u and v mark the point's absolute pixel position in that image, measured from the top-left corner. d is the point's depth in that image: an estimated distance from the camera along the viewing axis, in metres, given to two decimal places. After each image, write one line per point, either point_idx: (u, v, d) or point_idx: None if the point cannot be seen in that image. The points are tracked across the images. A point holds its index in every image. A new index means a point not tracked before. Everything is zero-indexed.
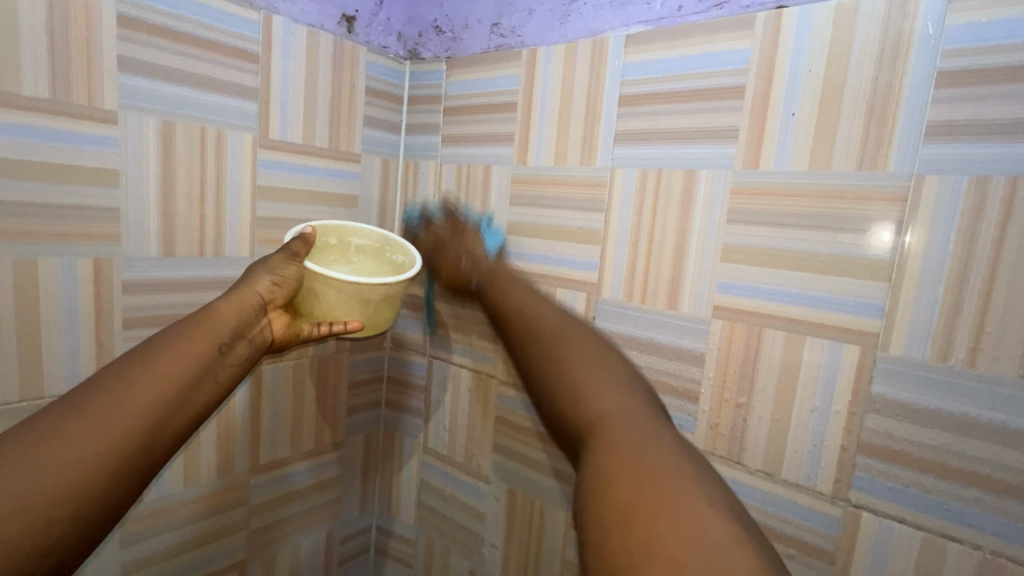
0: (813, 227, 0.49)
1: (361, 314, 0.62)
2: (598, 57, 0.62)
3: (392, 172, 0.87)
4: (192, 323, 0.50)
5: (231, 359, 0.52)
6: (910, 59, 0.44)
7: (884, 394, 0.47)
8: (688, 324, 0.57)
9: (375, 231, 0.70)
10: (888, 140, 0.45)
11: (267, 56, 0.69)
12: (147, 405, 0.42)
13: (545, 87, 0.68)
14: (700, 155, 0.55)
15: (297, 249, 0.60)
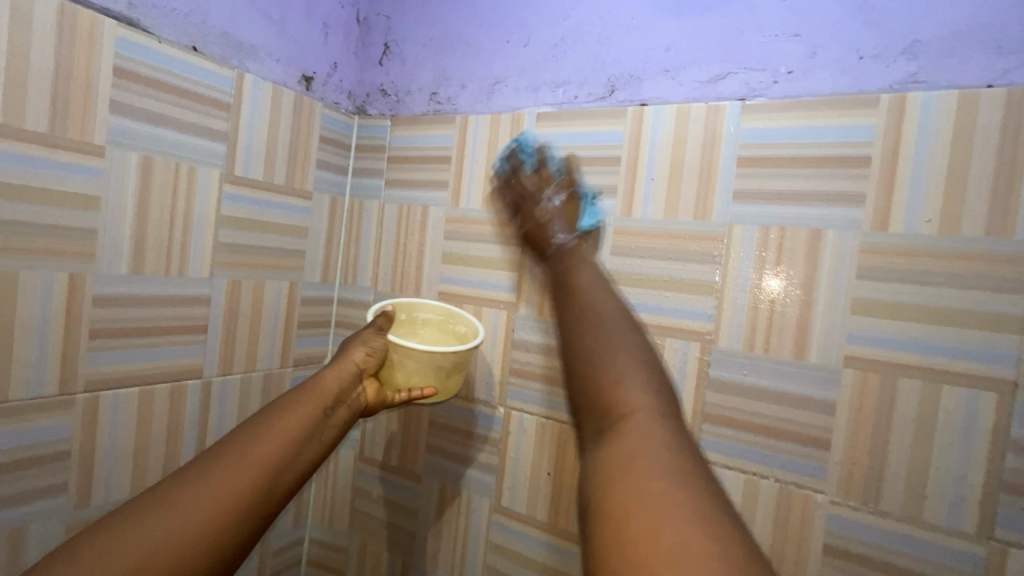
0: (925, 239, 0.56)
1: (433, 379, 0.69)
2: (637, 125, 0.71)
3: (339, 211, 0.93)
4: (306, 393, 0.61)
5: (334, 421, 0.61)
6: (914, 112, 0.57)
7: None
8: (819, 373, 0.60)
9: (438, 306, 0.76)
10: (1014, 209, 0.53)
11: (237, 106, 0.75)
12: (179, 526, 0.44)
13: (650, 163, 0.70)
14: (825, 216, 0.60)
15: (382, 323, 0.69)
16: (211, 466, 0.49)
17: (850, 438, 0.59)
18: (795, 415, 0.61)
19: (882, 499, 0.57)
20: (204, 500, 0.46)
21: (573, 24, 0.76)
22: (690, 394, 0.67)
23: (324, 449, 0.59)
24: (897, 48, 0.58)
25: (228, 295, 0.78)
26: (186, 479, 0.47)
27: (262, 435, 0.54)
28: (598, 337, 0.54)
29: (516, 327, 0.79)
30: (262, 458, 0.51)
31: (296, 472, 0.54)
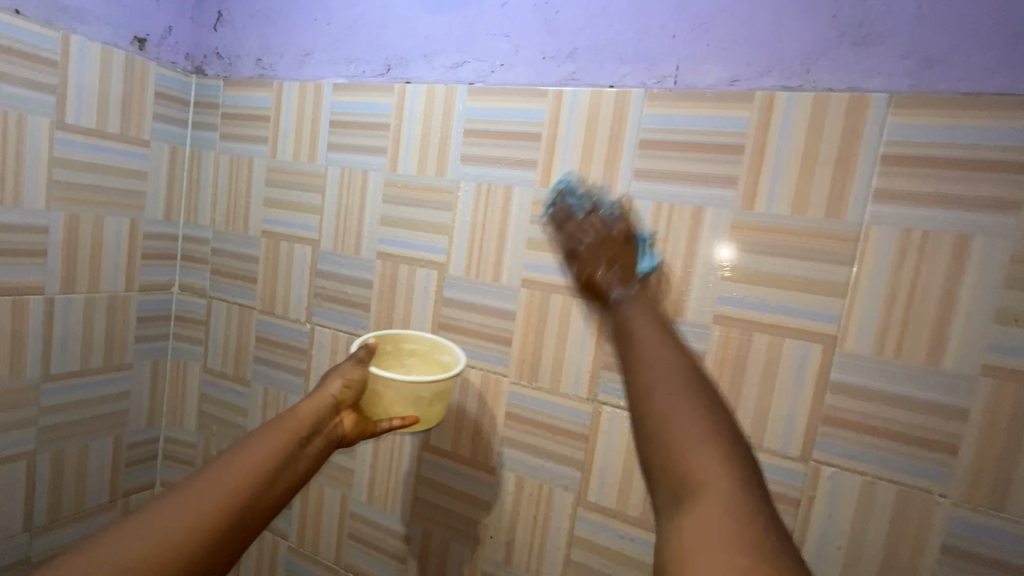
0: (568, 194, 0.78)
1: (415, 409, 0.73)
2: (402, 98, 0.89)
3: (179, 158, 1.07)
4: (280, 424, 0.63)
5: (310, 451, 0.63)
6: (566, 100, 0.78)
7: (840, 378, 0.65)
8: (506, 291, 0.83)
9: (423, 336, 0.80)
10: (617, 174, 0.75)
11: (64, 62, 0.88)
12: (145, 553, 0.46)
13: (410, 128, 0.89)
14: (514, 176, 0.81)
15: (361, 355, 0.74)
16: (164, 515, 0.49)
17: (522, 339, 0.82)
18: (494, 323, 0.84)
19: (539, 378, 0.81)
20: (168, 529, 0.48)
21: (363, 11, 0.93)
22: (432, 311, 0.89)
23: (300, 476, 0.61)
24: (565, 52, 0.78)
25: (66, 226, 0.93)
26: (136, 531, 0.47)
27: (221, 479, 0.54)
28: (697, 508, 0.41)
29: (318, 260, 0.98)
30: (213, 511, 0.51)
31: (267, 501, 0.56)
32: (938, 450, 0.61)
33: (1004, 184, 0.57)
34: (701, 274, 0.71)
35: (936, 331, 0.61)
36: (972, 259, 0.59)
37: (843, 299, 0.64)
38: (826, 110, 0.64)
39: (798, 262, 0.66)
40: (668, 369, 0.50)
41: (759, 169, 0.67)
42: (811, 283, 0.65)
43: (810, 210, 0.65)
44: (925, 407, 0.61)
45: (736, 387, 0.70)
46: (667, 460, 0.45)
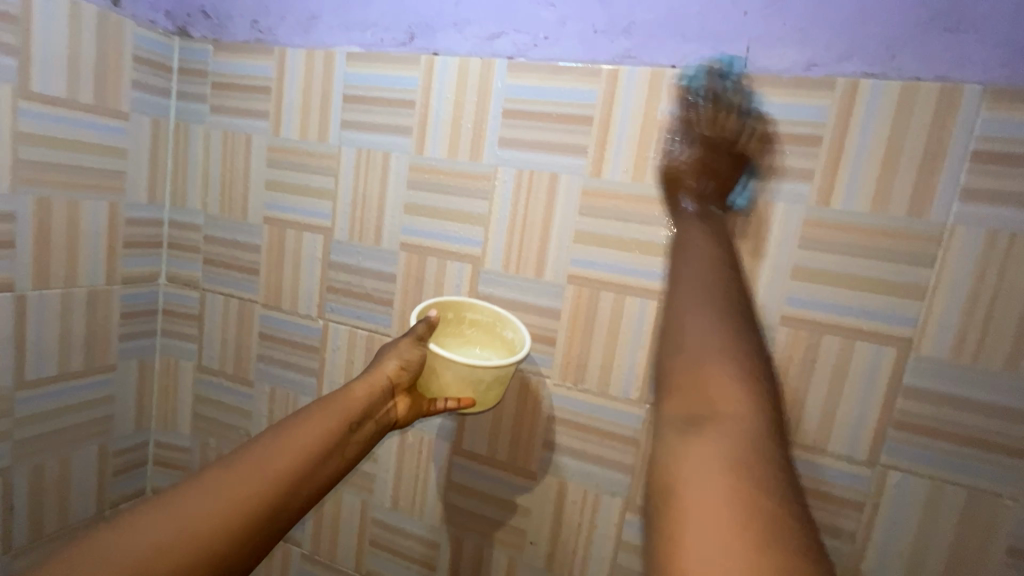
0: (622, 185, 0.72)
1: (472, 391, 0.70)
2: (429, 71, 0.80)
3: (163, 132, 0.95)
4: (332, 405, 0.66)
5: (356, 437, 0.67)
6: (622, 80, 0.71)
7: (913, 383, 0.63)
8: (549, 288, 0.77)
9: (488, 309, 0.76)
10: (678, 164, 0.69)
11: (25, 18, 0.75)
12: (217, 506, 0.51)
13: (439, 106, 0.80)
14: (561, 163, 0.75)
15: (421, 332, 0.70)
16: (245, 465, 0.56)
17: (568, 338, 0.77)
18: (535, 321, 0.78)
19: (586, 380, 0.77)
20: (238, 486, 0.54)
21: None
22: None
23: (342, 460, 0.64)
24: (620, 25, 0.71)
25: (36, 212, 0.81)
26: (215, 477, 0.54)
27: (291, 442, 0.60)
28: (696, 461, 0.43)
29: (331, 250, 0.89)
30: (282, 467, 0.57)
31: (315, 478, 0.60)
32: (1010, 455, 0.60)
33: None
34: (769, 273, 0.67)
35: (1015, 336, 0.59)
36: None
37: (920, 302, 0.62)
38: (913, 102, 0.60)
39: (875, 263, 0.63)
40: (700, 314, 0.55)
41: (837, 163, 0.63)
42: (888, 285, 0.63)
43: (890, 207, 0.62)
44: (1000, 412, 0.60)
45: (800, 388, 0.67)
46: (699, 419, 0.47)
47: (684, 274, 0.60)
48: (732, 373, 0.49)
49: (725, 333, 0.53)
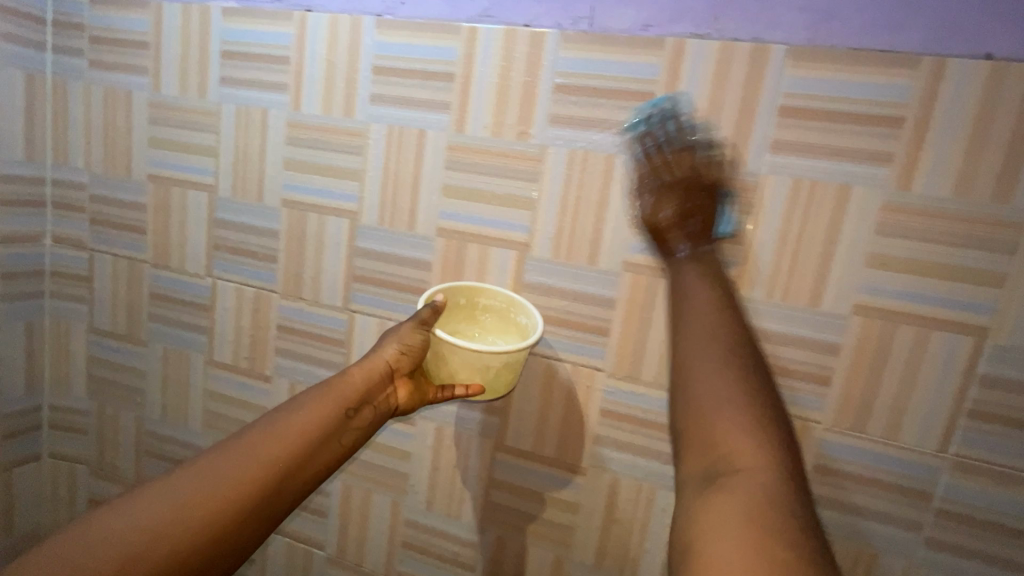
0: (483, 140, 0.76)
1: (480, 378, 0.69)
2: (302, 28, 0.81)
3: (39, 88, 0.93)
4: (326, 390, 0.68)
5: (354, 422, 0.68)
6: (480, 38, 0.74)
7: None
8: (421, 241, 0.81)
9: (502, 295, 0.75)
10: (532, 120, 0.73)
11: None
12: (213, 495, 0.55)
13: (313, 62, 0.81)
14: (427, 120, 0.77)
15: (425, 316, 0.70)
16: (237, 449, 0.59)
17: (440, 289, 0.81)
18: (410, 273, 0.82)
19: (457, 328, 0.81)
20: (228, 472, 0.57)
21: None
22: (344, 262, 0.85)
23: (340, 447, 0.67)
24: None
25: None
26: (213, 460, 0.58)
27: (284, 426, 0.63)
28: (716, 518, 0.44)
29: (216, 208, 0.90)
30: (275, 452, 0.60)
31: (311, 465, 0.63)
32: (814, 383, 0.67)
33: (881, 139, 0.62)
34: (612, 222, 0.72)
35: (816, 274, 0.66)
36: (850, 207, 0.64)
37: (739, 247, 0.68)
38: (731, 60, 0.65)
39: (700, 211, 0.69)
40: (703, 352, 0.57)
41: (668, 119, 0.68)
42: (712, 232, 0.69)
43: (716, 158, 0.67)
44: (805, 343, 0.67)
45: (645, 329, 0.74)
46: (700, 445, 0.51)
47: (691, 313, 0.61)
48: (738, 422, 0.50)
49: (724, 378, 0.54)
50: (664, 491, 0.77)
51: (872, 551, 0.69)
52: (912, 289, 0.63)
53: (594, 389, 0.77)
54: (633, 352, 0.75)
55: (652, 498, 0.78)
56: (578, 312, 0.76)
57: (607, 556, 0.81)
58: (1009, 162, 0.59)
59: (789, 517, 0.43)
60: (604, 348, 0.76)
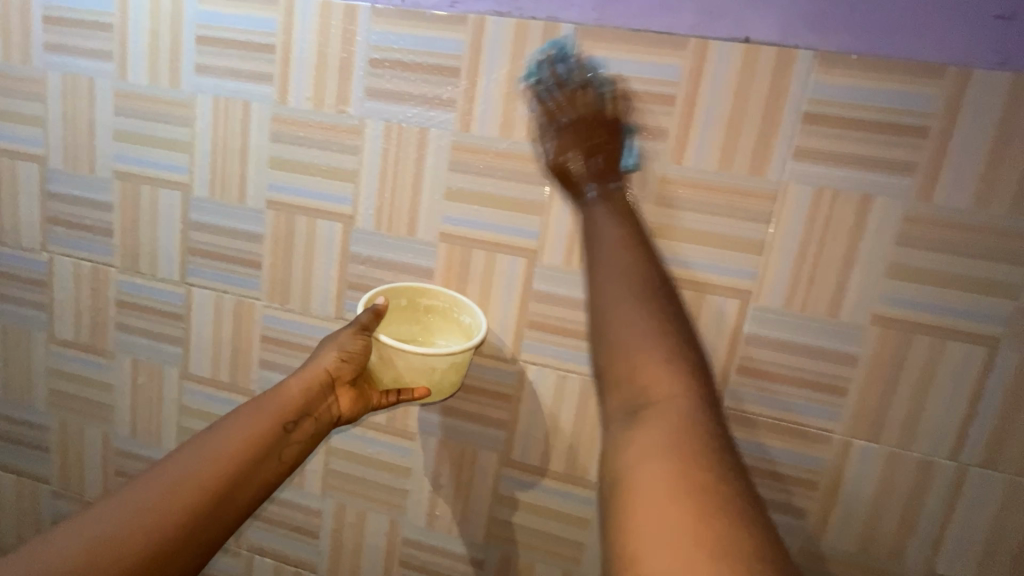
0: (305, 113, 0.76)
1: (426, 380, 0.67)
2: None
3: None
4: (263, 404, 0.64)
5: (296, 436, 0.65)
6: (297, 9, 0.73)
7: (539, 288, 0.73)
8: (251, 212, 0.81)
9: (444, 295, 0.72)
10: (349, 92, 0.74)
11: None
12: (137, 535, 0.51)
13: (137, 29, 0.79)
14: (251, 91, 0.77)
15: (366, 321, 0.66)
16: (173, 472, 0.56)
17: (272, 260, 0.81)
18: (242, 245, 0.82)
19: (290, 300, 0.82)
20: (154, 501, 0.53)
21: None
22: (179, 235, 0.84)
23: (282, 465, 0.63)
24: None
25: None
26: (142, 486, 0.54)
27: (217, 444, 0.59)
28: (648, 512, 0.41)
29: (49, 180, 0.88)
30: (207, 477, 0.56)
31: (249, 489, 0.59)
32: None
33: (658, 115, 0.66)
34: (428, 194, 0.74)
35: None
36: (633, 179, 0.68)
37: (540, 217, 0.71)
38: (528, 37, 0.68)
39: (505, 182, 0.72)
40: (622, 295, 0.53)
41: (473, 94, 0.70)
42: (516, 203, 0.72)
43: (516, 133, 0.70)
44: None
45: (464, 296, 0.76)
46: (632, 399, 0.48)
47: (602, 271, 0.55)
48: (664, 365, 0.48)
49: (653, 327, 0.50)
50: (485, 454, 0.79)
51: None
52: (686, 256, 0.68)
53: None
54: None
55: (475, 462, 0.79)
56: (402, 282, 0.78)
57: (438, 519, 0.83)
58: (764, 138, 0.64)
59: (727, 478, 0.42)
60: None
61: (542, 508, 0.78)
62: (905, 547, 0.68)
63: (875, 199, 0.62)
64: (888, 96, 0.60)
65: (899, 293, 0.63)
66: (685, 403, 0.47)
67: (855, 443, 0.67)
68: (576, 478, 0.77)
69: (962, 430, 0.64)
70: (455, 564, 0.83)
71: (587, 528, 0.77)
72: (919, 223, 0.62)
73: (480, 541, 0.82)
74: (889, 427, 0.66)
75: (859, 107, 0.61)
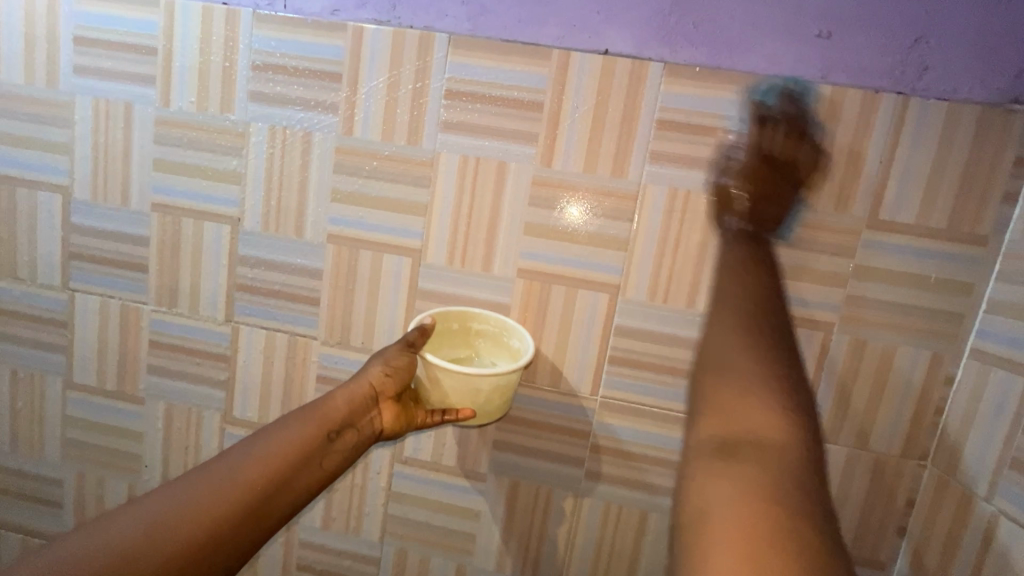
0: (189, 116, 0.76)
1: (473, 402, 0.66)
2: None
3: None
4: (305, 413, 0.64)
5: (337, 445, 0.65)
6: (179, 13, 0.74)
7: (423, 286, 0.75)
8: (136, 215, 0.80)
9: (494, 318, 0.71)
10: (233, 96, 0.75)
11: None
12: (198, 516, 0.51)
13: (10, 28, 0.77)
14: (132, 93, 0.77)
15: (413, 339, 0.66)
16: (229, 468, 0.56)
17: (160, 264, 0.80)
18: (127, 249, 0.81)
19: (179, 304, 0.81)
20: (216, 484, 0.54)
21: None
22: (60, 240, 0.82)
23: (322, 474, 0.63)
24: None
25: None
26: (204, 475, 0.55)
27: (269, 446, 0.60)
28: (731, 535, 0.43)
29: None
30: (256, 474, 0.57)
31: (292, 493, 0.59)
32: None
33: (527, 120, 0.70)
34: (315, 196, 0.76)
35: (486, 243, 0.73)
36: (508, 181, 0.71)
37: (423, 218, 0.74)
38: (404, 46, 0.70)
39: (388, 184, 0.74)
40: (723, 346, 0.58)
41: (354, 100, 0.72)
42: (400, 204, 0.74)
43: (396, 137, 0.73)
44: (483, 305, 0.74)
45: (353, 296, 0.77)
46: (726, 430, 0.51)
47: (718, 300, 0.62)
48: (762, 405, 0.51)
49: (764, 368, 0.54)
50: (378, 452, 0.80)
51: (550, 489, 0.77)
52: (560, 253, 0.72)
53: (311, 354, 0.80)
54: (343, 316, 0.78)
55: (369, 462, 0.81)
56: (291, 283, 0.78)
57: (334, 520, 0.83)
58: (624, 142, 0.68)
59: (794, 476, 0.46)
60: (316, 315, 0.79)
61: (435, 502, 0.80)
62: None
63: (723, 199, 0.68)
64: (731, 106, 0.66)
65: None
66: (796, 446, 0.48)
67: None
68: (467, 471, 0.79)
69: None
70: (352, 564, 0.84)
71: (478, 519, 0.80)
72: (761, 220, 0.68)
73: (377, 539, 0.82)
74: None
75: (705, 115, 0.66)
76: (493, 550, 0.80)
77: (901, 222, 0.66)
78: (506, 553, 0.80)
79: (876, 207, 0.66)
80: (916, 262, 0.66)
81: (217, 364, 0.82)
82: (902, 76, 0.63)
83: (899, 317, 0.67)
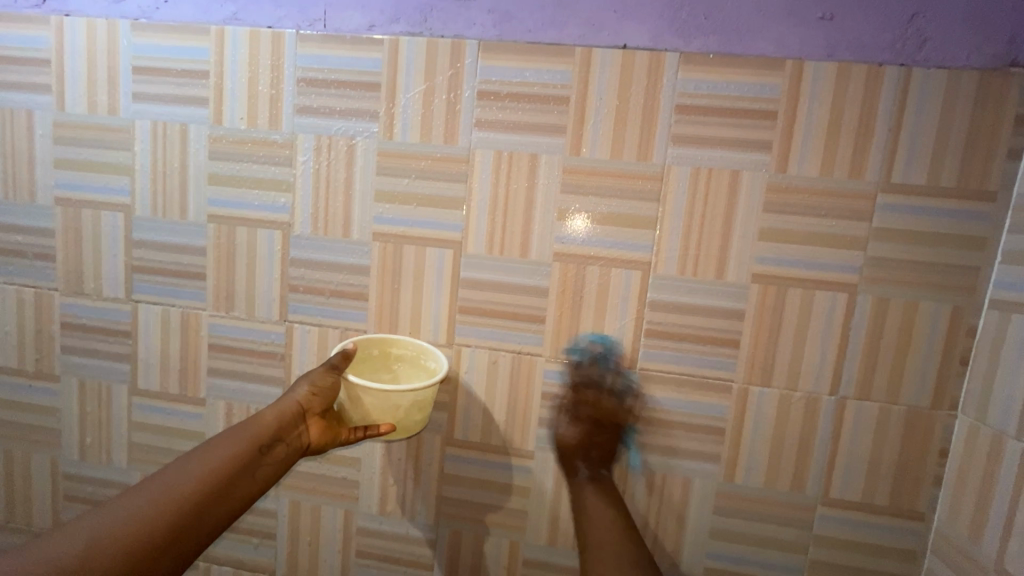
0: (240, 133, 0.82)
1: (391, 417, 0.71)
2: (60, 32, 0.83)
3: None
4: (238, 430, 0.68)
5: (268, 459, 0.67)
6: (228, 40, 0.80)
7: (464, 276, 0.80)
8: (194, 227, 0.86)
9: (413, 343, 0.79)
10: (281, 111, 0.81)
11: None
12: (124, 531, 0.53)
13: (75, 64, 0.84)
14: (188, 114, 0.83)
15: (337, 361, 0.72)
16: (161, 485, 0.58)
17: (216, 271, 0.86)
18: (186, 259, 0.87)
19: (236, 308, 0.87)
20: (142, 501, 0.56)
21: None
22: (123, 256, 0.88)
23: (256, 485, 0.65)
24: None
25: None
26: (134, 494, 0.57)
27: (203, 461, 0.63)
28: None
29: None
30: (186, 489, 0.59)
31: (221, 502, 0.61)
32: (532, 323, 0.80)
33: (555, 114, 0.75)
34: (360, 198, 0.81)
35: (523, 231, 0.78)
36: (540, 170, 0.77)
37: (462, 211, 0.79)
38: (437, 54, 0.76)
39: (427, 181, 0.79)
40: None
41: (393, 106, 0.78)
42: (439, 199, 0.79)
43: (435, 137, 0.78)
44: (522, 289, 0.79)
45: (400, 290, 0.83)
46: None
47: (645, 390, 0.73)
48: None
49: None
50: (430, 437, 0.84)
51: (594, 462, 0.81)
52: (595, 235, 0.77)
53: None
54: (390, 311, 0.83)
55: (421, 448, 0.85)
56: (341, 281, 0.83)
57: (389, 506, 0.87)
58: (646, 128, 0.73)
59: None
60: (364, 311, 0.84)
61: (486, 481, 0.84)
62: (803, 479, 0.77)
63: (743, 174, 0.73)
64: (744, 87, 0.71)
65: (770, 253, 0.73)
66: None
67: (750, 390, 0.76)
68: (515, 450, 0.83)
69: (835, 368, 0.74)
70: (408, 547, 0.87)
71: (529, 495, 0.83)
72: (781, 191, 0.72)
73: (431, 522, 0.86)
74: (777, 371, 0.75)
75: (722, 98, 0.71)
76: (544, 526, 0.84)
77: (912, 185, 0.70)
78: (557, 527, 0.84)
79: (888, 173, 0.70)
80: (929, 221, 0.70)
81: (274, 362, 0.87)
82: (902, 50, 0.68)
83: (918, 276, 0.71)
